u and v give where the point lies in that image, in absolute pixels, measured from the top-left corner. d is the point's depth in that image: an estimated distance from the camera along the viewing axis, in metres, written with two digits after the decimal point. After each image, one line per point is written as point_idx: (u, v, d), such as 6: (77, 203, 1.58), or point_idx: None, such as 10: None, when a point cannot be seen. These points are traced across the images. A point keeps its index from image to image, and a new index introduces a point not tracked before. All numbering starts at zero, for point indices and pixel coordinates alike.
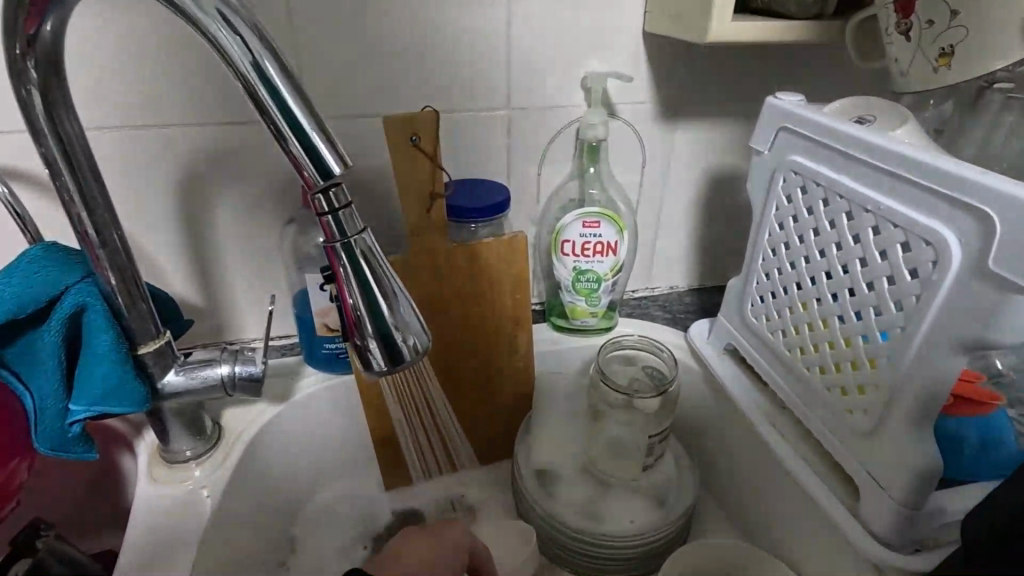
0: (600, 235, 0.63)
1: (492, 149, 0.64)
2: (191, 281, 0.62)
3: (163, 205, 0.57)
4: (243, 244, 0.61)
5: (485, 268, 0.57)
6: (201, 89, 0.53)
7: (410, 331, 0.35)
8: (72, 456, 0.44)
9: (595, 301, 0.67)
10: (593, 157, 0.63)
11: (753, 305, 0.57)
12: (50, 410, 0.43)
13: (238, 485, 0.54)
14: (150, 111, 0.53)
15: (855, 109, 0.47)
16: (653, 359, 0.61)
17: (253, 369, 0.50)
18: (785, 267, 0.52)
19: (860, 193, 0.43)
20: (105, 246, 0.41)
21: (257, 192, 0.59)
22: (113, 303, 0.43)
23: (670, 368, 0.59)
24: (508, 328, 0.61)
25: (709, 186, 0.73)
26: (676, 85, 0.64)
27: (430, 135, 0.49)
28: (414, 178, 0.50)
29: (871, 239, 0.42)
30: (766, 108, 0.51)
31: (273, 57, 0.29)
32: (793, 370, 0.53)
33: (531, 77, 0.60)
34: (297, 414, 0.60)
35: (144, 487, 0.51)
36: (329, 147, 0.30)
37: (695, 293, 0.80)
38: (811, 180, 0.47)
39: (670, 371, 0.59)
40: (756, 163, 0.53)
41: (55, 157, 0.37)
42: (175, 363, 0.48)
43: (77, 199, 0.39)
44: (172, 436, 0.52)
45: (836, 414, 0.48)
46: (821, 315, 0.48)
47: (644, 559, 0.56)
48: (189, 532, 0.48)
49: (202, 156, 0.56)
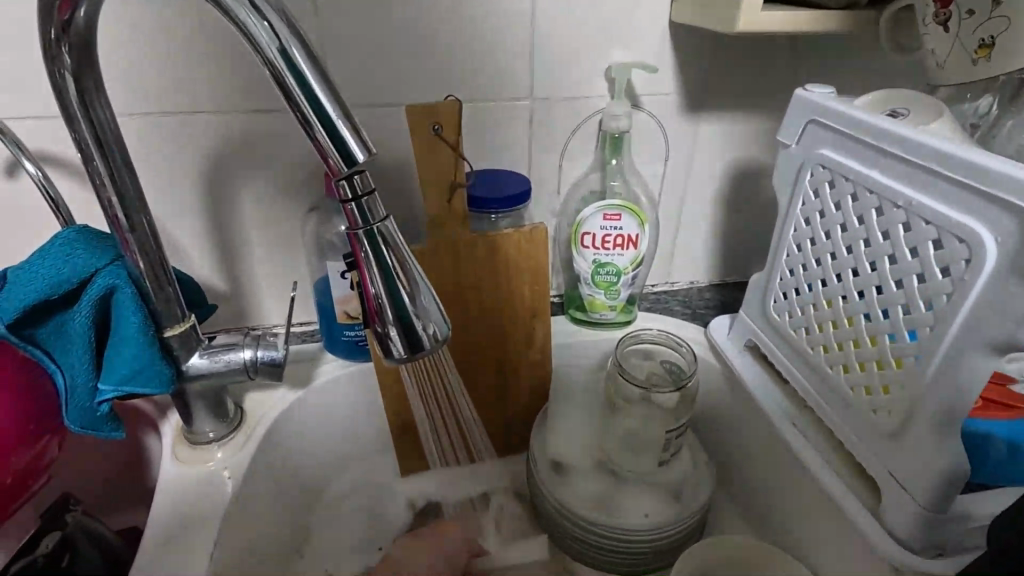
0: (621, 228, 0.63)
1: (514, 140, 0.63)
2: (215, 266, 0.63)
3: (190, 191, 0.58)
4: (266, 231, 0.62)
5: (505, 259, 0.57)
6: (227, 76, 0.54)
7: (430, 319, 0.35)
8: (100, 435, 0.45)
9: (614, 294, 0.66)
10: (615, 149, 0.63)
11: (776, 301, 0.56)
12: (81, 389, 0.44)
13: (258, 468, 0.55)
14: (179, 98, 0.54)
15: (888, 102, 0.46)
16: (672, 354, 0.60)
17: (274, 354, 0.51)
18: (810, 263, 0.51)
19: (892, 189, 0.42)
20: (134, 230, 0.42)
21: (280, 180, 0.59)
22: (141, 286, 0.44)
23: (688, 364, 0.59)
24: (527, 319, 0.61)
25: (732, 180, 0.72)
26: (701, 77, 0.63)
27: (453, 125, 0.49)
28: (436, 167, 0.50)
29: (902, 235, 0.41)
30: (795, 101, 0.50)
31: (300, 43, 0.29)
32: (815, 368, 0.52)
33: (555, 67, 0.60)
34: (316, 400, 0.61)
35: (168, 467, 0.52)
36: (353, 133, 0.30)
37: (716, 289, 0.79)
38: (840, 174, 0.46)
39: (688, 366, 0.59)
40: (783, 156, 0.52)
41: (88, 142, 0.38)
42: (200, 347, 0.49)
43: (108, 184, 0.39)
44: (196, 418, 0.53)
45: (860, 413, 0.47)
46: (847, 313, 0.47)
47: (658, 555, 0.56)
48: (211, 512, 0.49)
49: (228, 144, 0.57)
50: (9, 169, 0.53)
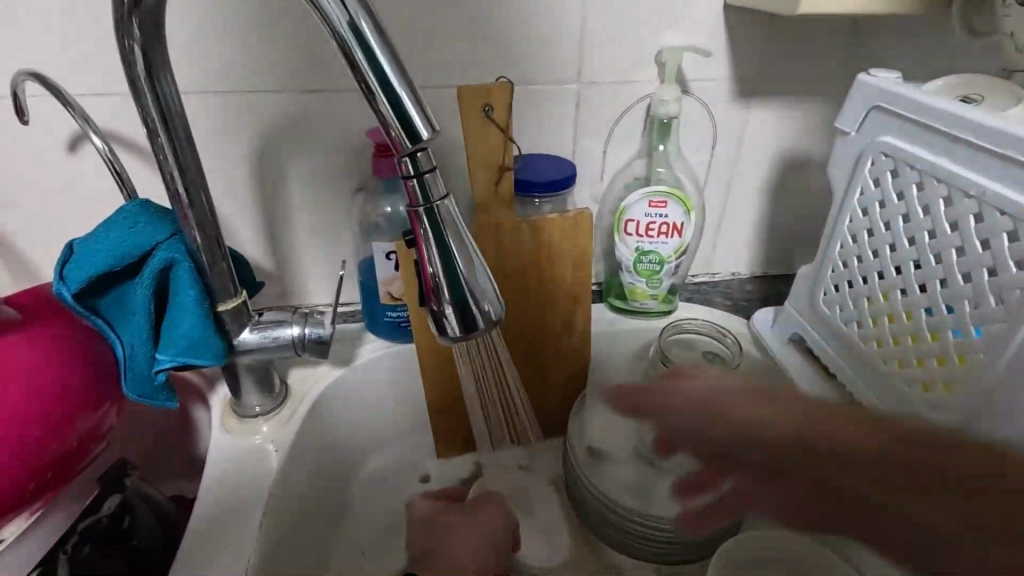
0: (666, 215, 0.62)
1: (560, 124, 0.63)
2: (262, 244, 0.64)
3: (241, 169, 0.59)
4: (312, 211, 0.62)
5: (549, 244, 0.57)
6: (280, 55, 0.54)
7: (486, 299, 0.35)
8: (155, 403, 0.47)
9: (657, 283, 0.65)
10: (663, 135, 0.62)
11: (826, 294, 0.55)
12: (139, 358, 0.45)
13: (301, 443, 0.56)
14: (234, 77, 0.55)
15: (958, 87, 0.44)
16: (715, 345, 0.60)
17: (321, 332, 0.51)
18: (867, 255, 0.49)
19: (962, 178, 0.40)
20: (193, 204, 0.43)
21: (328, 160, 0.60)
22: (197, 260, 0.45)
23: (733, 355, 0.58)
24: (568, 306, 0.61)
25: (782, 168, 0.70)
26: (755, 62, 0.62)
27: (503, 106, 0.49)
28: (485, 149, 0.50)
29: (973, 227, 0.40)
30: (857, 86, 0.48)
31: (368, 16, 0.29)
32: (867, 363, 0.50)
33: (605, 49, 0.59)
34: (358, 378, 0.62)
35: (218, 438, 0.54)
36: (417, 108, 0.30)
37: (758, 281, 0.78)
38: (904, 163, 0.45)
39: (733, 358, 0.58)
40: (840, 144, 0.51)
41: (154, 117, 0.39)
42: (250, 322, 0.50)
43: (171, 159, 0.40)
44: (244, 391, 0.54)
45: (915, 411, 0.46)
46: (906, 307, 0.46)
47: (697, 545, 0.55)
48: (260, 483, 0.51)
49: (279, 123, 0.57)
50: (72, 144, 0.55)
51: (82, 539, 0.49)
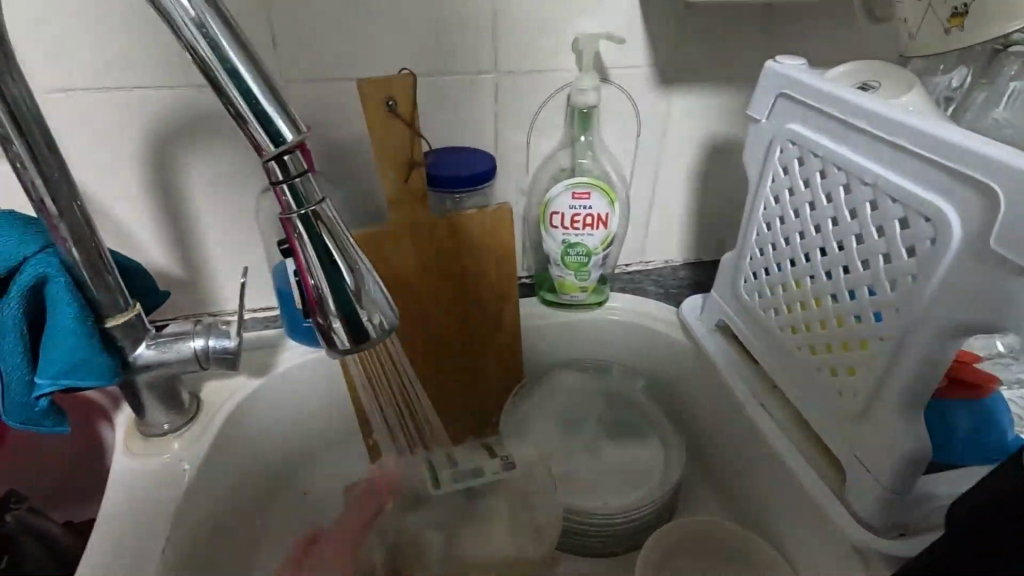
0: (591, 207, 0.61)
1: (478, 114, 0.61)
2: (169, 249, 0.60)
3: (137, 172, 0.55)
4: (220, 213, 0.59)
5: (466, 241, 0.56)
6: (173, 48, 0.51)
7: (373, 307, 0.33)
8: (42, 429, 0.43)
9: (585, 275, 0.65)
10: (584, 125, 0.61)
11: (746, 281, 0.55)
12: (15, 383, 0.41)
13: (214, 460, 0.53)
14: (119, 71, 0.51)
15: (858, 75, 0.44)
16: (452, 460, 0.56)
17: (227, 343, 0.49)
18: (779, 242, 0.49)
19: (858, 165, 0.40)
20: (63, 216, 0.39)
21: (232, 157, 0.57)
22: (76, 275, 0.41)
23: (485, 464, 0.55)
24: (494, 303, 0.60)
25: (706, 154, 0.70)
26: (673, 49, 0.61)
27: (406, 100, 0.47)
28: (389, 148, 0.48)
29: (868, 214, 0.39)
30: (766, 73, 0.48)
31: (217, 14, 0.27)
32: (782, 348, 0.51)
33: (521, 38, 0.57)
34: (276, 390, 0.59)
35: (122, 461, 0.50)
36: (279, 110, 0.28)
37: (691, 268, 0.78)
38: (809, 151, 0.44)
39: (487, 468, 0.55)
40: (753, 131, 0.51)
41: (2, 121, 0.35)
42: (146, 337, 0.47)
43: (32, 171, 0.37)
44: (147, 409, 0.51)
45: (825, 394, 0.46)
46: (814, 294, 0.46)
47: (623, 537, 0.56)
48: (169, 506, 0.48)
49: (172, 122, 0.54)
50: None
51: None
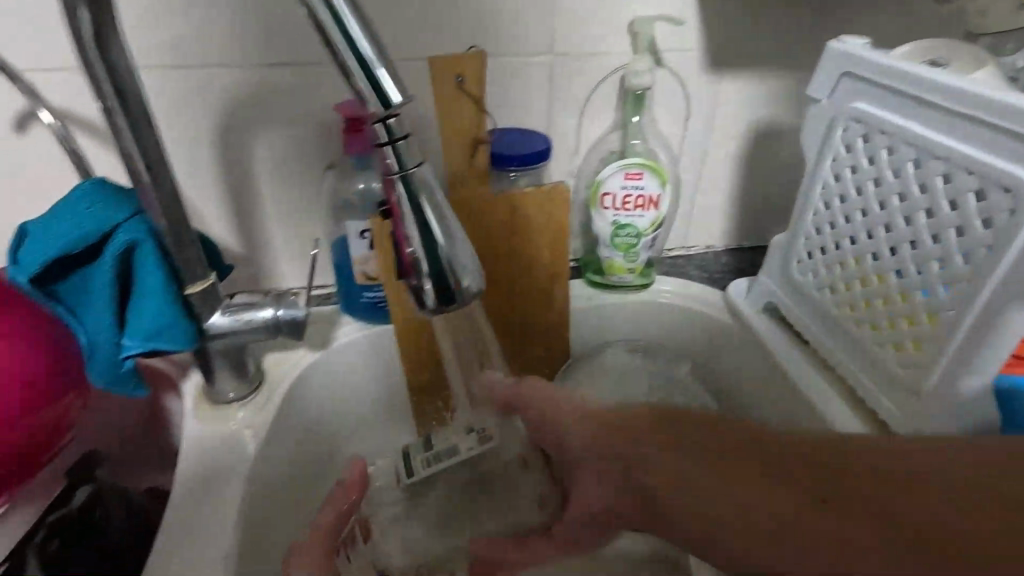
0: (643, 188, 0.62)
1: (533, 96, 0.62)
2: (232, 225, 0.62)
3: (205, 150, 0.57)
4: (281, 191, 0.61)
5: (524, 219, 0.56)
6: (245, 27, 0.53)
7: (463, 271, 0.35)
8: (124, 392, 0.46)
9: (634, 256, 0.65)
10: (637, 106, 0.61)
11: (799, 261, 0.55)
12: (103, 344, 0.43)
13: (280, 428, 0.54)
14: (193, 49, 0.52)
15: (927, 53, 0.44)
16: (429, 434, 0.56)
17: (295, 313, 0.49)
18: (839, 221, 0.50)
19: (931, 140, 0.40)
20: (155, 183, 0.41)
21: (295, 135, 0.58)
22: (161, 240, 0.43)
23: (457, 438, 0.54)
24: (547, 282, 0.61)
25: (753, 139, 0.70)
26: (726, 31, 0.62)
27: (476, 77, 0.48)
28: (458, 124, 0.50)
29: (941, 188, 0.40)
30: (829, 52, 0.48)
31: None
32: (838, 326, 0.51)
33: (577, 19, 0.58)
34: (334, 363, 0.60)
35: (193, 426, 0.52)
36: (388, 74, 0.30)
37: (732, 253, 0.78)
38: (874, 128, 0.45)
39: (460, 444, 0.54)
40: (813, 111, 0.51)
41: (107, 89, 0.37)
42: (220, 305, 0.48)
43: (129, 138, 0.39)
44: (218, 376, 0.53)
45: (885, 370, 0.47)
46: (876, 271, 0.46)
47: None
48: (241, 468, 0.49)
49: (241, 100, 0.56)
50: (18, 124, 0.51)
51: (51, 533, 0.52)
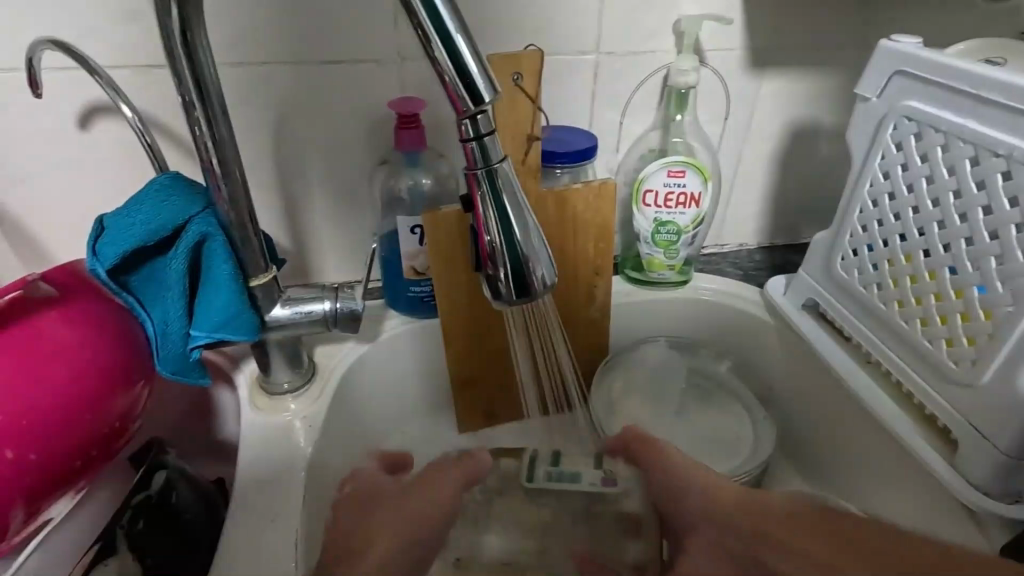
0: (685, 185, 0.62)
1: (577, 94, 0.62)
2: (280, 221, 0.63)
3: (258, 146, 0.58)
4: (329, 187, 0.62)
5: (572, 215, 0.57)
6: (302, 26, 0.54)
7: (539, 264, 0.36)
8: (188, 381, 0.46)
9: (674, 253, 0.66)
10: (680, 104, 0.62)
11: (842, 258, 0.56)
12: (173, 334, 0.44)
13: (332, 419, 0.55)
14: (251, 47, 0.54)
15: (979, 52, 0.45)
16: (603, 457, 0.56)
17: (353, 306, 0.50)
18: (887, 218, 0.50)
19: (990, 137, 0.41)
20: (226, 177, 0.42)
21: (345, 131, 0.59)
22: (230, 234, 0.44)
23: (583, 469, 0.55)
24: (591, 277, 0.62)
25: (791, 137, 0.71)
26: (769, 31, 0.62)
27: (534, 75, 0.49)
28: (513, 121, 0.51)
29: (1001, 185, 0.41)
30: (880, 51, 0.49)
31: None
32: (885, 322, 0.52)
33: (624, 19, 0.59)
34: (380, 357, 0.61)
35: (248, 416, 0.53)
36: (481, 70, 0.31)
37: (766, 251, 0.78)
38: (927, 125, 0.46)
39: (584, 475, 0.54)
40: (861, 109, 0.52)
41: (190, 84, 0.38)
42: (280, 297, 0.49)
43: (206, 131, 0.40)
44: (273, 368, 0.54)
45: (935, 365, 0.47)
46: (928, 267, 0.47)
47: None
48: (298, 457, 0.50)
49: (295, 98, 0.57)
50: (82, 119, 0.52)
51: (134, 514, 0.51)
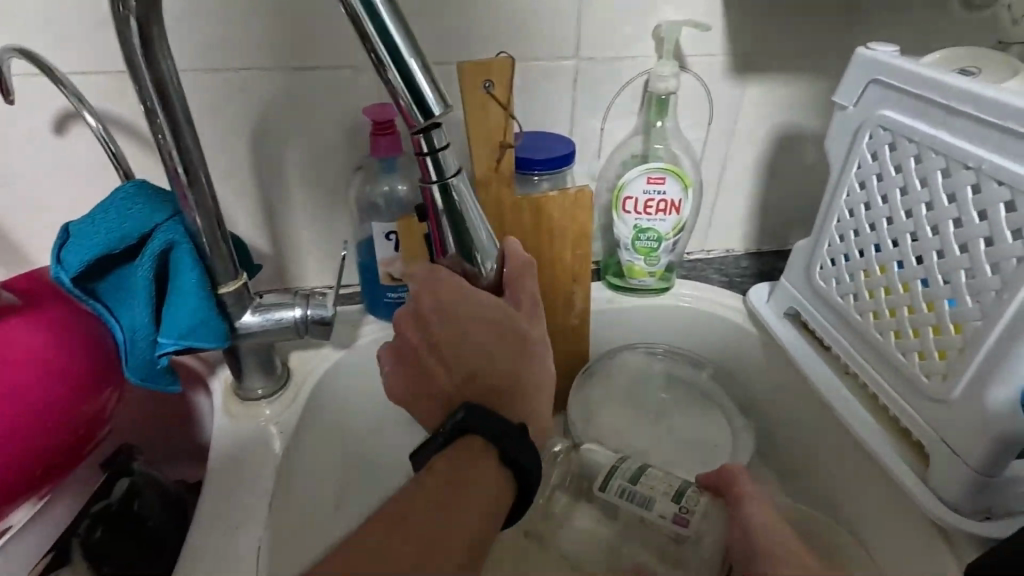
0: (664, 192, 0.62)
1: (557, 100, 0.62)
2: (259, 226, 0.63)
3: (235, 151, 0.58)
4: (308, 192, 0.62)
5: (548, 222, 0.57)
6: (277, 32, 0.54)
7: (486, 253, 0.42)
8: (158, 387, 0.47)
9: (655, 260, 0.66)
10: (661, 111, 0.61)
11: (821, 268, 0.55)
12: (140, 341, 0.44)
13: (306, 425, 0.55)
14: (227, 53, 0.54)
15: (953, 62, 0.45)
16: (687, 485, 0.50)
17: (324, 313, 0.50)
18: (863, 228, 0.50)
19: (960, 150, 0.40)
20: (192, 185, 0.42)
21: (322, 137, 0.59)
22: (197, 242, 0.44)
23: (660, 496, 0.50)
24: (569, 284, 0.61)
25: (776, 143, 0.70)
26: (752, 36, 0.62)
27: (504, 82, 0.49)
28: (485, 128, 0.51)
29: (970, 198, 0.40)
30: (856, 59, 0.49)
31: None
32: (861, 334, 0.51)
33: (603, 24, 0.59)
34: (357, 363, 0.61)
35: (221, 421, 0.53)
36: (427, 80, 0.32)
37: (752, 258, 0.78)
38: (901, 136, 0.45)
39: (658, 502, 0.50)
40: (838, 118, 0.51)
41: (151, 93, 0.38)
42: (251, 304, 0.49)
43: (169, 138, 0.40)
44: (246, 374, 0.54)
45: (909, 378, 0.47)
46: (901, 279, 0.46)
47: None
48: (268, 464, 0.50)
49: (271, 103, 0.57)
50: (58, 125, 0.53)
51: (94, 522, 0.52)
